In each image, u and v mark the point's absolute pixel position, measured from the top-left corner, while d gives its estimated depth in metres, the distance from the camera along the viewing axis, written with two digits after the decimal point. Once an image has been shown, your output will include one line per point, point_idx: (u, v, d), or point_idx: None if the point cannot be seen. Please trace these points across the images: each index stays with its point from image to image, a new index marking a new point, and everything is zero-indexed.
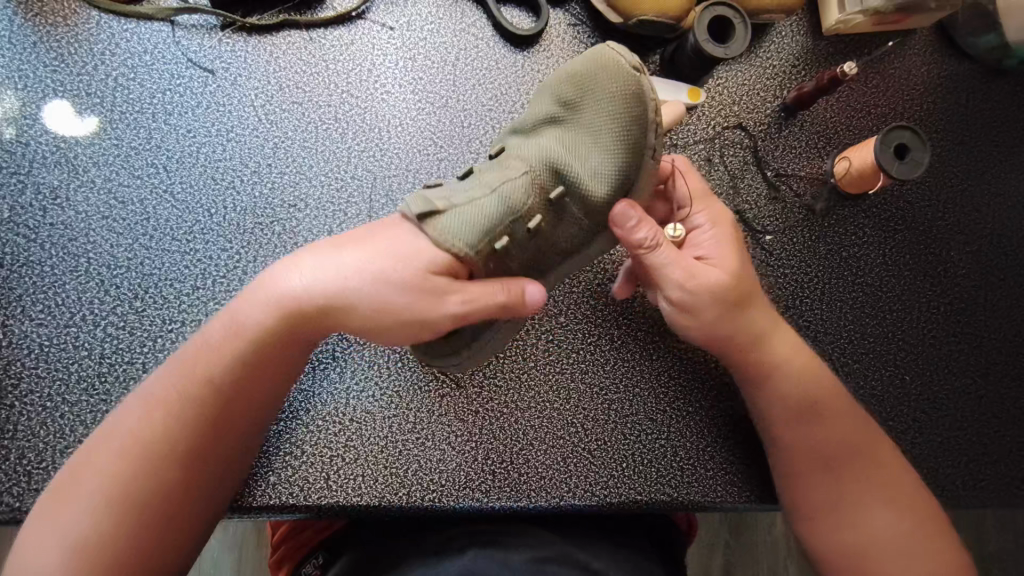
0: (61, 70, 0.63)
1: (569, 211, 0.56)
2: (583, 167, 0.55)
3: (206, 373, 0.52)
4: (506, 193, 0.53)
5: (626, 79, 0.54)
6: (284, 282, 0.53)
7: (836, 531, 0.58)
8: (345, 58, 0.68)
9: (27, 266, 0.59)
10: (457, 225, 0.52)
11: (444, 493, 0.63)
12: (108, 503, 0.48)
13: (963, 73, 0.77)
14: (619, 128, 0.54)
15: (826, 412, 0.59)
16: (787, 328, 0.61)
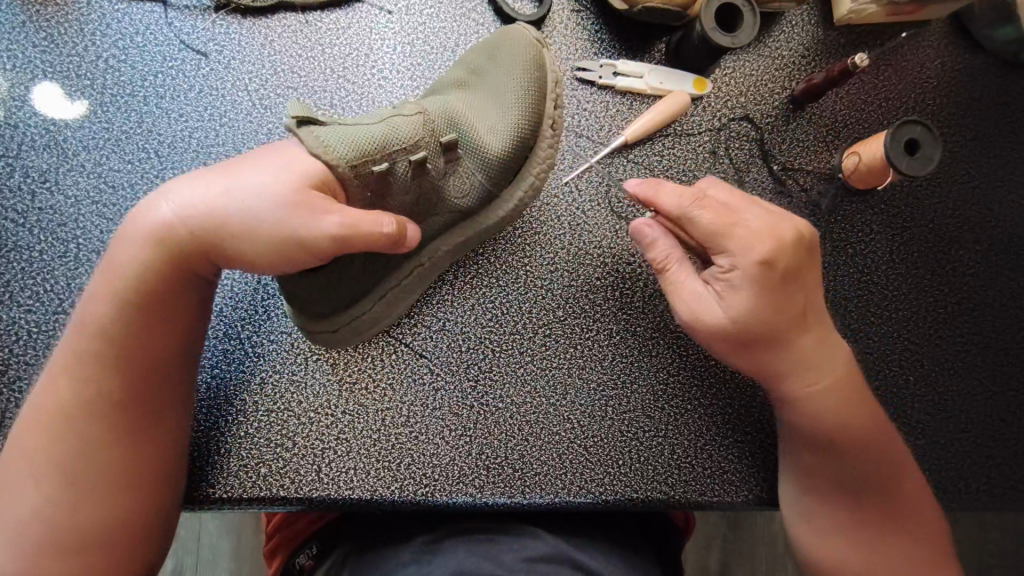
0: (50, 51, 0.61)
1: (454, 164, 0.54)
2: (475, 121, 0.55)
3: (97, 316, 0.49)
4: (395, 122, 0.50)
5: (530, 51, 0.58)
6: (160, 209, 0.49)
7: (844, 547, 0.58)
8: (341, 42, 0.66)
9: (14, 251, 0.58)
10: (342, 135, 0.47)
11: (437, 487, 0.62)
12: (47, 480, 0.49)
13: (978, 66, 0.74)
14: (523, 88, 0.56)
15: (846, 437, 0.57)
16: (825, 347, 0.57)
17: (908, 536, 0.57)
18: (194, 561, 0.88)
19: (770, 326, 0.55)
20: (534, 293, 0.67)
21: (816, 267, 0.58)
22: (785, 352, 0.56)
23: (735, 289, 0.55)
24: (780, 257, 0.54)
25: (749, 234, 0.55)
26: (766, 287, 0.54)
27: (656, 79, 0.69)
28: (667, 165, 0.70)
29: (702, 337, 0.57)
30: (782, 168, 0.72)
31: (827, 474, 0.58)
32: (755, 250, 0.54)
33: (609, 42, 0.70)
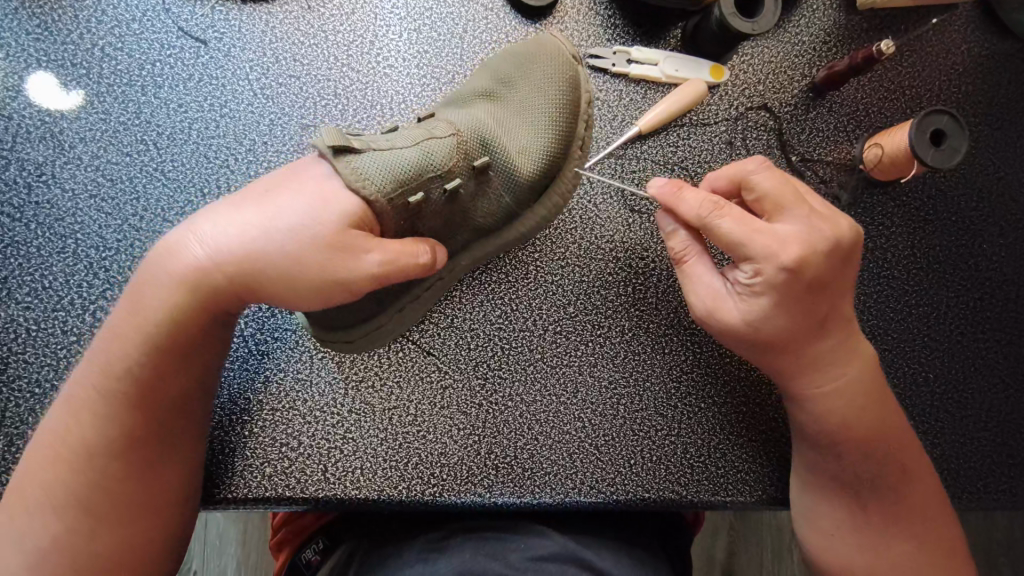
0: (45, 39, 0.59)
1: (485, 186, 0.52)
2: (508, 139, 0.53)
3: (122, 355, 0.47)
4: (431, 147, 0.47)
5: (565, 68, 0.55)
6: (190, 248, 0.46)
7: (846, 548, 0.56)
8: (345, 29, 0.64)
9: (12, 247, 0.57)
10: (377, 164, 0.45)
11: (445, 487, 0.61)
12: (58, 511, 0.48)
13: (1006, 52, 0.71)
14: (556, 107, 0.54)
15: (853, 440, 0.55)
16: (839, 343, 0.55)
17: (915, 542, 0.56)
18: (204, 549, 0.88)
19: (781, 330, 0.52)
20: (544, 289, 0.65)
21: (851, 265, 0.54)
22: (795, 355, 0.54)
23: (753, 292, 0.52)
24: (811, 264, 0.50)
25: (779, 241, 0.50)
26: (787, 296, 0.51)
27: (672, 66, 0.67)
28: (682, 155, 0.68)
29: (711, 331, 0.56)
30: (801, 159, 0.69)
31: (831, 475, 0.57)
32: (781, 257, 0.50)
33: (623, 27, 0.67)
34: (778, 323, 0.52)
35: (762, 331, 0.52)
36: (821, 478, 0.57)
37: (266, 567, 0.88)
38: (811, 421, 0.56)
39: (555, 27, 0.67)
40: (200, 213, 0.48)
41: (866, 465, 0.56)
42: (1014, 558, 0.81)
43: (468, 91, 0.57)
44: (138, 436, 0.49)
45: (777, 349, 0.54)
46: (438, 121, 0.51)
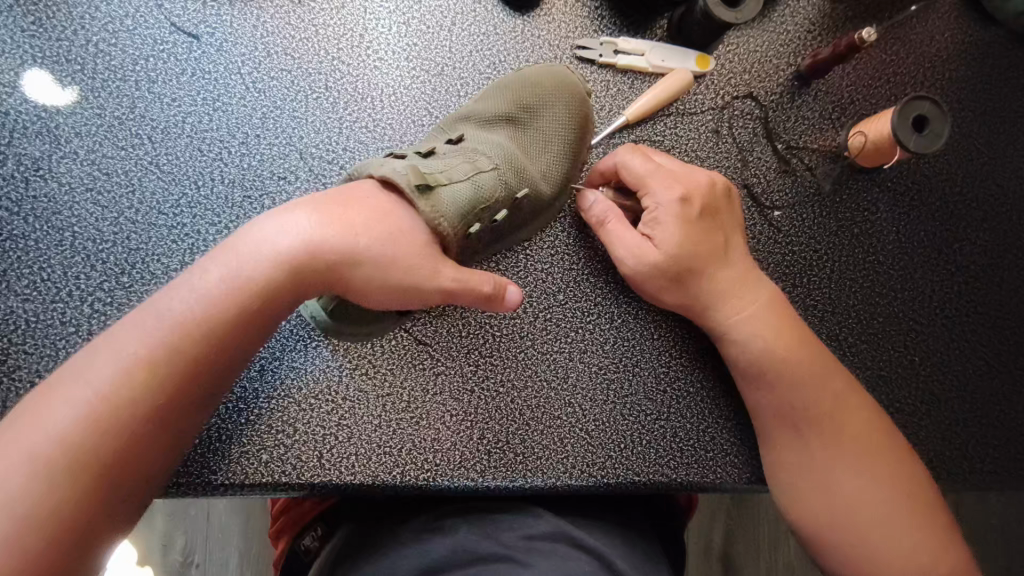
0: (39, 35, 0.60)
1: (515, 214, 0.59)
2: (536, 170, 0.60)
3: (204, 316, 0.46)
4: (482, 181, 0.54)
5: (578, 105, 0.62)
6: (279, 235, 0.49)
7: (821, 501, 0.56)
8: (335, 22, 0.64)
9: (10, 240, 0.58)
10: (451, 198, 0.51)
11: (438, 472, 0.62)
12: (71, 456, 0.42)
13: (988, 39, 0.73)
14: (568, 141, 0.62)
15: (783, 369, 0.58)
16: (739, 276, 0.61)
17: (873, 477, 0.56)
18: (204, 540, 0.89)
19: (689, 258, 0.59)
20: (534, 276, 0.67)
21: (733, 212, 0.63)
22: (708, 286, 0.60)
23: (660, 226, 0.60)
24: (692, 194, 0.60)
25: (664, 178, 0.61)
26: (686, 221, 0.59)
27: (658, 56, 0.68)
28: (670, 144, 0.69)
29: (636, 277, 0.60)
30: (787, 147, 0.70)
31: (775, 416, 0.59)
32: (673, 189, 0.60)
33: (609, 19, 0.68)
34: (688, 249, 0.59)
35: (672, 261, 0.59)
36: (771, 425, 0.60)
37: (267, 557, 0.89)
38: (739, 356, 0.60)
39: (543, 18, 0.68)
40: (284, 207, 0.51)
41: (803, 397, 0.58)
42: (1000, 538, 0.82)
43: (487, 115, 0.62)
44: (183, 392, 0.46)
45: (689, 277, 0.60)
46: (476, 153, 0.57)
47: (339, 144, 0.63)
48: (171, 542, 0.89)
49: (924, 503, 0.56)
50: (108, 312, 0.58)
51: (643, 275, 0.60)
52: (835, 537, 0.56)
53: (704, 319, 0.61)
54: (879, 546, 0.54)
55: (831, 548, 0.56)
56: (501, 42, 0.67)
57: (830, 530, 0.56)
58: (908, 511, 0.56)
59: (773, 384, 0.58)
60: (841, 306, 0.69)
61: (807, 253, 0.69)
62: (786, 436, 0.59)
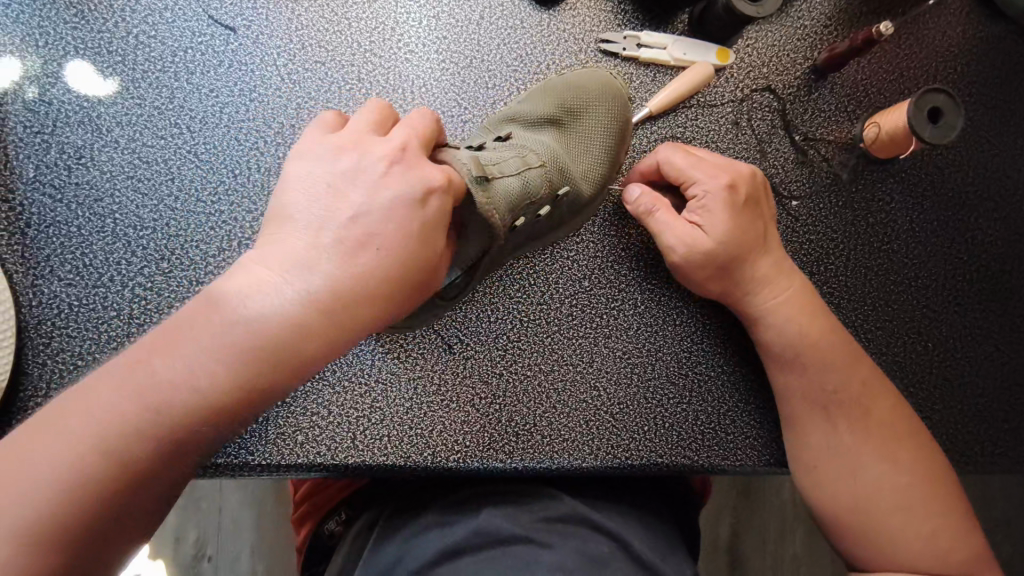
0: (82, 27, 0.62)
1: (555, 210, 0.59)
2: (579, 169, 0.61)
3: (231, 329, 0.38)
4: (530, 175, 0.53)
5: (621, 108, 0.64)
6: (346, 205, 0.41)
7: (837, 486, 0.58)
8: (367, 16, 0.66)
9: (53, 227, 0.59)
10: (503, 192, 0.50)
11: (468, 454, 0.64)
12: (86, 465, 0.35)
13: (999, 34, 0.75)
14: (610, 142, 0.63)
15: (817, 353, 0.60)
16: (776, 261, 0.63)
17: (890, 462, 0.58)
18: (217, 534, 0.90)
19: (737, 245, 0.61)
20: (560, 264, 0.69)
21: (770, 204, 0.65)
22: (751, 270, 0.62)
23: (708, 213, 0.61)
24: (739, 183, 0.62)
25: (711, 168, 0.63)
26: (733, 208, 0.61)
27: (680, 50, 0.69)
28: (691, 136, 0.71)
29: (684, 263, 0.62)
30: (805, 139, 0.72)
31: (804, 398, 0.61)
32: (720, 177, 0.62)
33: (632, 13, 0.70)
34: (733, 235, 0.61)
35: (720, 247, 0.61)
36: (798, 407, 0.61)
37: (277, 549, 0.90)
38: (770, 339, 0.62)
39: (568, 13, 0.69)
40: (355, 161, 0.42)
41: (834, 379, 0.60)
42: (1009, 524, 0.84)
43: (533, 114, 0.63)
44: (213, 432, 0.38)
45: (733, 261, 0.61)
46: (523, 148, 0.57)
47: None
48: (182, 536, 0.90)
49: (942, 488, 0.57)
50: (148, 296, 0.59)
51: (697, 261, 0.61)
52: (853, 523, 0.57)
53: (743, 303, 0.63)
54: (892, 528, 0.56)
55: (845, 530, 0.57)
56: (528, 35, 0.68)
57: (847, 516, 0.57)
58: (925, 499, 0.57)
59: (805, 365, 0.60)
60: (857, 294, 0.71)
61: (824, 242, 0.71)
62: (811, 418, 0.60)
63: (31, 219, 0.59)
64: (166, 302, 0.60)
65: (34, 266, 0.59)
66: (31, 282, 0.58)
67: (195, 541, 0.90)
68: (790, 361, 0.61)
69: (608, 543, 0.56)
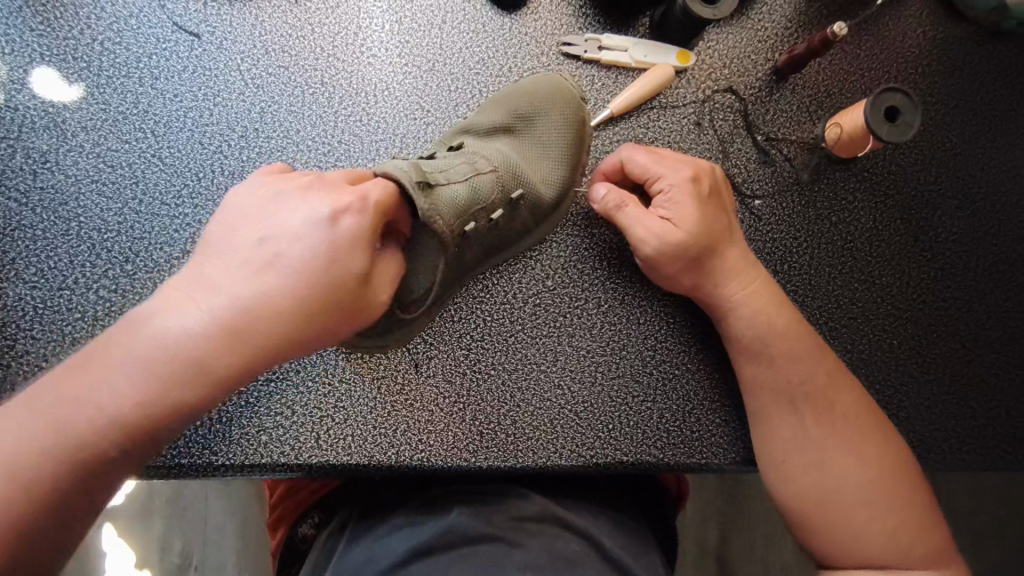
0: (47, 35, 0.63)
1: (515, 215, 0.60)
2: (536, 175, 0.62)
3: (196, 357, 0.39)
4: (478, 182, 0.54)
5: (576, 110, 0.64)
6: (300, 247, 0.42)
7: (799, 479, 0.58)
8: (331, 21, 0.67)
9: (18, 230, 0.60)
10: (449, 200, 0.51)
11: (433, 453, 0.64)
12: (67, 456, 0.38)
13: (958, 34, 0.76)
14: (567, 146, 0.64)
15: (781, 343, 0.61)
16: (742, 253, 0.63)
17: (859, 457, 0.57)
18: (201, 545, 0.90)
19: (706, 238, 0.62)
20: (523, 264, 0.69)
21: (732, 198, 0.67)
22: (717, 261, 0.62)
23: (676, 204, 0.62)
24: (703, 177, 0.64)
25: (675, 162, 0.64)
26: (698, 200, 0.62)
27: (640, 52, 0.70)
28: (653, 136, 0.72)
29: (656, 257, 0.62)
30: (767, 139, 0.73)
31: (769, 389, 0.61)
32: (683, 170, 0.63)
33: (593, 16, 0.71)
34: (700, 225, 0.62)
35: (690, 240, 0.61)
36: (765, 399, 0.61)
37: (262, 557, 0.90)
38: (733, 335, 0.63)
39: (530, 17, 0.70)
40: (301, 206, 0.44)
41: (801, 370, 0.60)
42: (990, 525, 0.83)
43: (486, 125, 0.63)
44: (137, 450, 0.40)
45: (703, 253, 0.62)
46: (476, 156, 0.58)
47: (334, 137, 0.65)
48: (167, 545, 0.90)
49: (906, 484, 0.57)
50: (112, 298, 0.60)
51: (668, 256, 0.62)
52: (814, 516, 0.57)
53: (711, 293, 0.63)
54: (857, 522, 0.56)
55: (807, 524, 0.57)
56: (490, 39, 0.69)
57: (808, 509, 0.57)
58: (884, 492, 0.56)
59: (771, 358, 0.61)
60: (821, 292, 0.71)
61: (787, 241, 0.72)
62: (777, 410, 0.61)
63: None
64: (130, 303, 0.60)
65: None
66: None
67: (181, 550, 0.90)
68: (747, 356, 0.62)
69: (578, 541, 0.56)
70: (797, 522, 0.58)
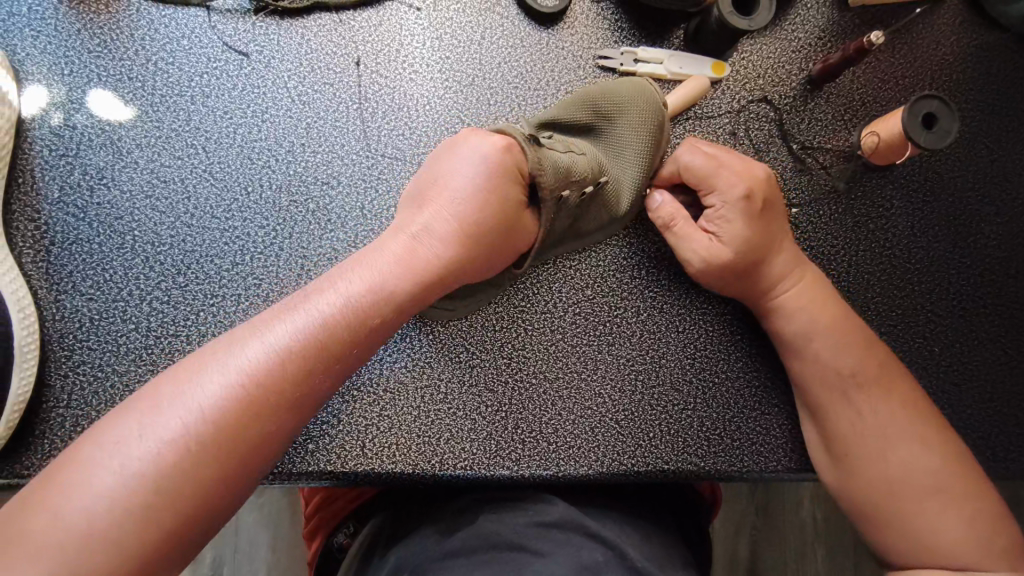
0: (104, 56, 0.66)
1: (597, 202, 0.63)
2: (616, 170, 0.65)
3: (346, 309, 0.48)
4: (573, 157, 0.58)
5: (660, 113, 0.66)
6: (438, 198, 0.54)
7: (860, 470, 0.59)
8: (374, 39, 0.69)
9: (76, 244, 0.62)
10: (553, 162, 0.55)
11: (475, 461, 0.65)
12: (234, 407, 0.44)
13: (993, 42, 0.76)
14: (647, 145, 0.65)
15: (825, 339, 0.61)
16: (784, 258, 0.64)
17: (923, 445, 0.58)
18: (235, 556, 0.90)
19: (752, 255, 0.62)
20: (563, 273, 0.70)
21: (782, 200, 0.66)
22: (770, 270, 0.63)
23: (727, 222, 0.63)
24: (756, 189, 0.63)
25: (732, 173, 0.63)
26: (749, 216, 0.62)
27: (675, 64, 0.71)
28: None
29: (704, 274, 0.64)
30: (802, 147, 0.73)
31: (821, 383, 0.61)
32: (738, 185, 0.63)
33: (628, 30, 0.72)
34: (755, 240, 0.62)
35: (736, 258, 0.62)
36: (818, 395, 0.62)
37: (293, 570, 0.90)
38: (782, 334, 0.64)
39: (567, 32, 0.72)
40: (436, 174, 0.56)
41: (848, 362, 0.61)
42: None
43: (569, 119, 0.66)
44: (306, 390, 0.47)
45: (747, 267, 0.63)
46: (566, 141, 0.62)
47: (378, 151, 0.67)
48: (200, 557, 0.91)
49: (970, 478, 0.57)
50: (165, 310, 0.62)
51: (714, 272, 0.63)
52: (877, 506, 0.57)
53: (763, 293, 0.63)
54: (935, 515, 0.55)
55: (869, 514, 0.58)
56: (528, 53, 0.71)
57: (870, 498, 0.58)
58: (950, 485, 0.56)
59: (816, 351, 0.61)
60: (859, 299, 0.71)
61: (825, 248, 0.72)
62: (834, 404, 0.61)
63: (55, 237, 0.62)
64: (182, 314, 0.62)
65: (57, 282, 0.61)
66: (54, 298, 0.61)
67: (215, 559, 0.90)
68: (796, 355, 0.63)
69: (603, 549, 0.56)
70: (860, 513, 0.59)
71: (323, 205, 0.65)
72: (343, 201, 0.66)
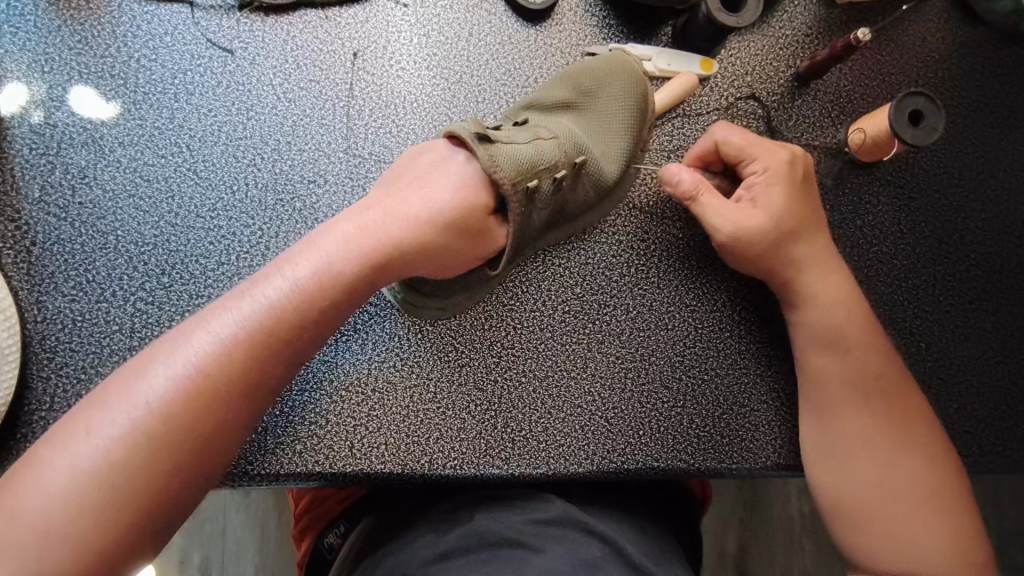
0: (85, 53, 0.65)
1: (582, 180, 0.63)
2: (600, 146, 0.64)
3: (294, 301, 0.48)
4: (540, 145, 0.57)
5: (635, 86, 0.66)
6: (393, 194, 0.55)
7: (851, 477, 0.59)
8: (360, 35, 0.69)
9: (58, 245, 0.61)
10: (510, 156, 0.54)
11: (465, 460, 0.64)
12: (181, 401, 0.44)
13: (978, 38, 0.76)
14: (629, 116, 0.66)
15: (856, 329, 0.62)
16: (820, 243, 0.64)
17: (921, 464, 0.58)
18: (221, 558, 0.90)
19: (787, 228, 0.62)
20: (552, 271, 0.70)
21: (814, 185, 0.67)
22: (804, 252, 0.63)
23: (765, 191, 0.63)
24: (794, 163, 0.64)
25: (766, 148, 0.64)
26: (787, 186, 0.63)
27: (664, 61, 0.71)
28: (676, 144, 0.72)
29: (744, 240, 0.62)
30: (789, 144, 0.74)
31: (841, 382, 0.62)
32: (778, 154, 0.64)
33: (616, 26, 0.72)
34: (790, 216, 0.63)
35: (770, 229, 0.62)
36: (832, 391, 0.62)
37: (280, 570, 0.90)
38: (815, 321, 0.63)
39: (554, 28, 0.72)
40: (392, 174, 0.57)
41: (870, 361, 0.62)
42: None
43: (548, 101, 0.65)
44: (260, 380, 0.47)
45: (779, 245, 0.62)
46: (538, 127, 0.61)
47: (365, 148, 0.66)
48: (187, 559, 0.90)
49: (953, 496, 0.58)
50: (149, 310, 0.61)
51: (748, 238, 0.62)
52: (862, 514, 0.58)
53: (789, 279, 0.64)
54: (903, 532, 0.56)
55: (856, 523, 0.58)
56: (515, 50, 0.71)
57: (855, 508, 0.58)
58: (933, 500, 0.57)
59: (849, 343, 0.62)
60: None
61: None
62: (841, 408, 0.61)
63: (36, 238, 0.61)
64: (166, 315, 0.61)
65: (39, 283, 0.60)
66: (35, 299, 0.60)
67: (202, 561, 0.90)
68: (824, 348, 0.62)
69: (594, 548, 0.55)
70: (842, 520, 0.59)
71: (310, 203, 0.64)
72: (330, 200, 0.65)
